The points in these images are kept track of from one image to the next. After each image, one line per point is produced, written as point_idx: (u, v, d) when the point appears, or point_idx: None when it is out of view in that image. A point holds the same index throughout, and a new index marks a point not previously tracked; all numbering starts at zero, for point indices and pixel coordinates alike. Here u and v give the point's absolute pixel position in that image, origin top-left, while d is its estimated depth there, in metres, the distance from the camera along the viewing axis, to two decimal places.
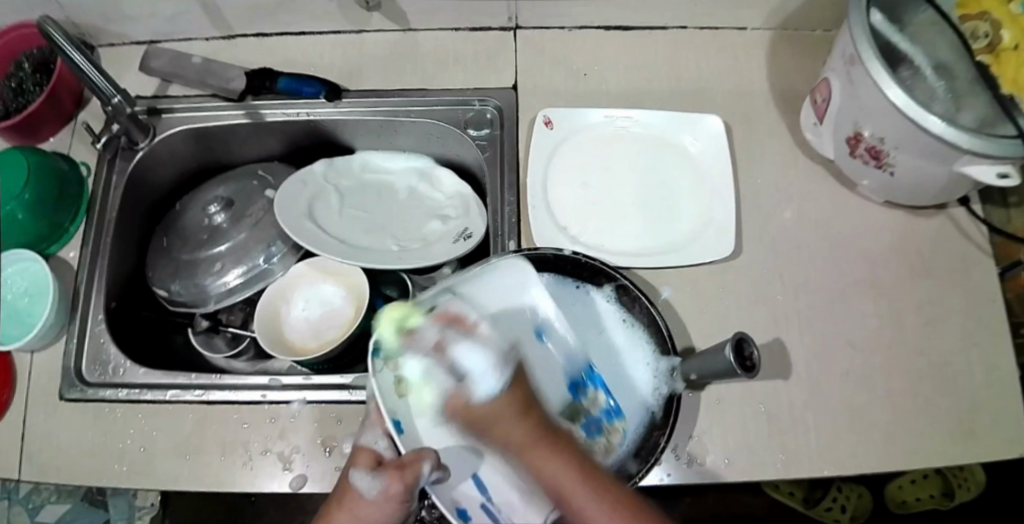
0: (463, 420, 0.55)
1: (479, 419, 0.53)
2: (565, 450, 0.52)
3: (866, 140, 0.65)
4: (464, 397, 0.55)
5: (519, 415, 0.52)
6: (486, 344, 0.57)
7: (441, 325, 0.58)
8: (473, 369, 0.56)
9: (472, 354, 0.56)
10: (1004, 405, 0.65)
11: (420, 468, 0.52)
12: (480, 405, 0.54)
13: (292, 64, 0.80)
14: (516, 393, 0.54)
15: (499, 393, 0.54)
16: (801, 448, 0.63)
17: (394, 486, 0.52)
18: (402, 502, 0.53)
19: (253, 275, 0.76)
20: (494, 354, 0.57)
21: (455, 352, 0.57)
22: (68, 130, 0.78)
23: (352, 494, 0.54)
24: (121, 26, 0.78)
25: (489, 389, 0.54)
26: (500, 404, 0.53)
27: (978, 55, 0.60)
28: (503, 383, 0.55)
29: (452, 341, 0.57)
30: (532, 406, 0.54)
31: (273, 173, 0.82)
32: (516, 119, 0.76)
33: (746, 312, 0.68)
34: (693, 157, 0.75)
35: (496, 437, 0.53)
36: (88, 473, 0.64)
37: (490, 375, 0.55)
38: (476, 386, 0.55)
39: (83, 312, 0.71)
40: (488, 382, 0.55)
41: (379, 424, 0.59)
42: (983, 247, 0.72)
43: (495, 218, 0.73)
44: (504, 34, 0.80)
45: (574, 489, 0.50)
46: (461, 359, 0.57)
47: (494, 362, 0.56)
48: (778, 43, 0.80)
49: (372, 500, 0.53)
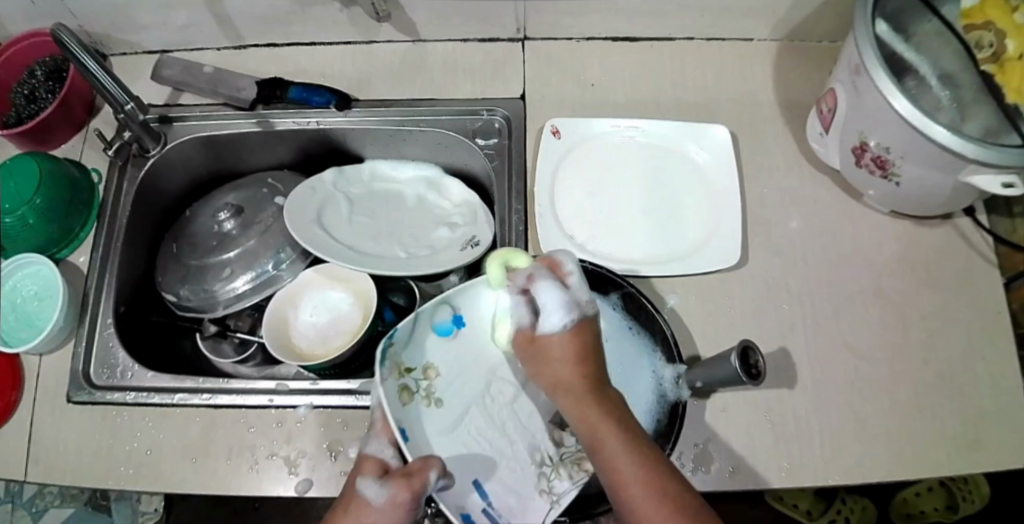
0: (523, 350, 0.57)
1: (540, 353, 0.56)
2: (604, 401, 0.53)
3: (871, 150, 0.66)
4: (532, 329, 0.57)
5: (580, 356, 0.55)
6: (574, 293, 0.56)
7: (539, 266, 0.57)
8: (545, 304, 0.55)
9: (509, 320, 0.60)
10: (1012, 415, 0.65)
11: (428, 476, 0.52)
12: (547, 334, 0.55)
13: (303, 73, 0.81)
14: (577, 337, 0.55)
15: (570, 327, 0.55)
16: (808, 456, 0.63)
17: (402, 494, 0.51)
18: (408, 511, 0.52)
19: (261, 281, 0.76)
20: (571, 298, 0.56)
21: (540, 288, 0.55)
22: (81, 136, 0.79)
23: (358, 503, 0.53)
24: (135, 35, 0.80)
25: (556, 323, 0.55)
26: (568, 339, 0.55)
27: (981, 65, 0.61)
28: (570, 323, 0.55)
29: (542, 279, 0.56)
30: (586, 360, 0.55)
31: (282, 181, 0.83)
32: (523, 128, 0.77)
33: (752, 320, 0.68)
34: (699, 166, 0.75)
35: (545, 374, 0.56)
36: (93, 476, 0.64)
37: (559, 314, 0.55)
38: (543, 320, 0.55)
39: (91, 315, 0.71)
40: (555, 319, 0.55)
41: (385, 432, 0.58)
42: (989, 257, 0.72)
43: (502, 225, 0.73)
44: (512, 45, 0.81)
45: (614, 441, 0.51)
46: (539, 296, 0.56)
47: (567, 305, 0.55)
48: (782, 55, 0.81)
49: (378, 508, 0.52)
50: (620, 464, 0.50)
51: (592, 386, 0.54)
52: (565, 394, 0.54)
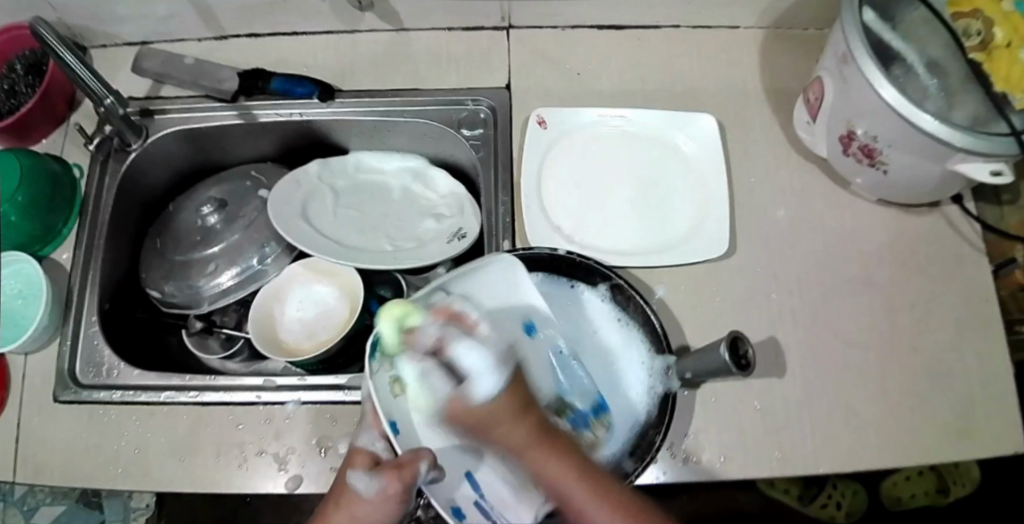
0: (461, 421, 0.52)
1: (477, 422, 0.51)
2: (561, 450, 0.52)
3: (859, 138, 0.66)
4: (462, 399, 0.51)
5: (517, 415, 0.51)
6: (493, 344, 0.54)
7: (443, 324, 0.54)
8: (474, 369, 0.52)
9: (472, 353, 0.52)
10: (998, 402, 0.65)
11: (419, 467, 0.51)
12: (481, 406, 0.51)
13: (284, 64, 0.79)
14: (515, 393, 0.52)
15: (500, 393, 0.51)
16: (796, 447, 0.63)
17: (395, 485, 0.51)
18: (402, 500, 0.52)
19: (247, 276, 0.76)
20: (494, 355, 0.53)
21: (455, 352, 0.52)
22: (62, 131, 0.77)
23: (351, 496, 0.53)
24: (113, 27, 0.78)
25: (490, 388, 0.51)
26: (503, 405, 0.51)
27: (970, 53, 0.60)
28: (503, 383, 0.52)
29: (453, 338, 0.53)
30: (531, 406, 0.53)
31: (266, 174, 0.82)
32: (509, 118, 0.76)
33: (740, 311, 0.68)
34: (686, 156, 0.75)
35: (496, 438, 0.52)
36: (82, 476, 0.64)
37: (490, 374, 0.51)
38: (474, 385, 0.51)
39: (76, 313, 0.71)
40: (488, 380, 0.51)
41: (375, 426, 0.57)
42: (976, 245, 0.72)
43: (489, 217, 0.73)
44: (497, 34, 0.80)
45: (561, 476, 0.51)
46: (459, 359, 0.52)
47: (497, 363, 0.52)
48: (771, 42, 0.80)
49: (371, 501, 0.52)
50: (589, 515, 0.50)
51: (544, 433, 0.52)
52: (526, 458, 0.51)
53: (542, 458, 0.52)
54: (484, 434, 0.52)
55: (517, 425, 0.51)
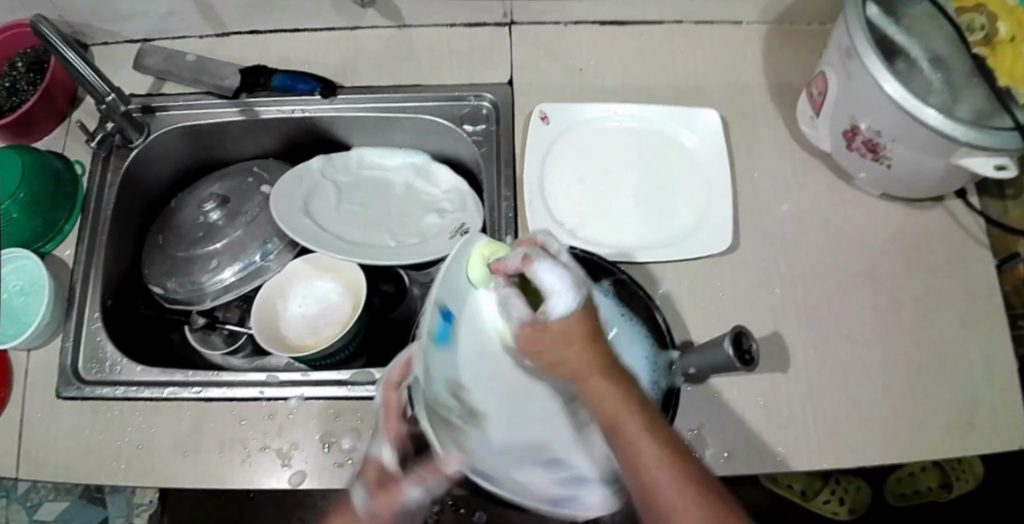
0: (532, 346, 0.48)
1: (546, 342, 0.47)
2: (629, 388, 0.47)
3: (862, 133, 0.65)
4: (538, 319, 0.48)
5: (587, 343, 0.47)
6: (573, 267, 0.49)
7: (530, 248, 0.50)
8: (550, 286, 0.47)
9: (547, 271, 0.48)
10: (1003, 397, 0.65)
11: (410, 491, 0.50)
12: (555, 322, 0.47)
13: (286, 60, 0.79)
14: (590, 317, 0.48)
15: (578, 312, 0.47)
16: (801, 441, 0.63)
17: (384, 509, 0.50)
18: (391, 518, 0.51)
19: (249, 272, 0.76)
20: (574, 273, 0.48)
21: (535, 272, 0.48)
22: (63, 128, 0.77)
23: (394, 492, 0.50)
24: (115, 25, 0.78)
25: (563, 308, 0.47)
26: (574, 326, 0.47)
27: (974, 48, 0.60)
28: (581, 303, 0.47)
29: (536, 258, 0.48)
30: (600, 337, 0.48)
31: (268, 170, 0.82)
32: (512, 114, 0.76)
33: (744, 307, 0.68)
34: (690, 151, 0.74)
35: (559, 359, 0.47)
36: (85, 472, 0.63)
37: (569, 294, 0.47)
38: (552, 303, 0.47)
39: (79, 310, 0.71)
40: (566, 300, 0.47)
41: (388, 432, 0.52)
42: (980, 239, 0.72)
43: (492, 212, 0.73)
44: (499, 29, 0.80)
45: (623, 414, 0.45)
46: (538, 279, 0.48)
47: (575, 281, 0.48)
48: (773, 37, 0.80)
49: (361, 520, 0.51)
50: (645, 455, 0.43)
51: (609, 370, 0.47)
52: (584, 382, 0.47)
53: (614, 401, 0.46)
54: (549, 353, 0.47)
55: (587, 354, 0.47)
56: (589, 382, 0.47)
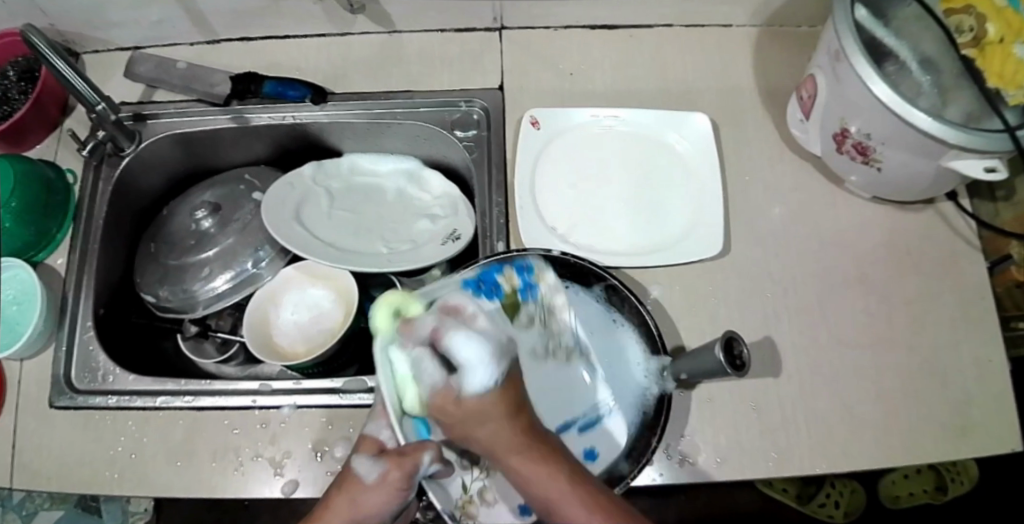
0: (450, 411, 0.52)
1: (466, 415, 0.52)
2: (551, 456, 0.51)
3: (852, 136, 0.65)
4: (452, 389, 0.52)
5: (506, 418, 0.51)
6: (489, 334, 0.53)
7: (443, 316, 0.54)
8: (472, 360, 0.52)
9: (467, 344, 0.52)
10: (995, 399, 0.65)
11: (421, 456, 0.53)
12: (472, 399, 0.51)
13: (276, 67, 0.79)
14: (508, 390, 0.52)
15: (492, 389, 0.51)
16: (792, 446, 0.63)
17: (394, 472, 0.53)
18: (400, 488, 0.53)
19: (242, 279, 0.76)
20: (489, 343, 0.52)
21: (450, 342, 0.52)
22: (55, 137, 0.77)
23: (353, 482, 0.54)
24: (106, 32, 0.78)
25: (482, 381, 0.51)
26: (490, 402, 0.51)
27: (962, 50, 0.60)
28: (500, 377, 0.52)
29: (449, 329, 0.53)
30: (522, 408, 0.52)
31: (260, 177, 0.82)
32: (503, 119, 0.76)
33: (735, 312, 0.68)
34: (681, 155, 0.74)
35: (479, 439, 0.52)
36: (78, 482, 0.64)
37: (487, 369, 0.51)
38: (469, 378, 0.52)
39: (71, 319, 0.71)
40: (484, 374, 0.51)
41: (383, 415, 0.57)
42: (972, 241, 0.72)
43: (483, 218, 0.73)
44: (489, 35, 0.80)
45: (552, 483, 0.50)
46: (456, 351, 0.52)
47: (495, 354, 0.52)
48: (764, 40, 0.80)
49: (370, 486, 0.53)
50: None
51: (536, 440, 0.52)
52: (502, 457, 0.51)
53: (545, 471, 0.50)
54: (469, 429, 0.52)
55: (517, 435, 0.51)
56: (508, 458, 0.51)
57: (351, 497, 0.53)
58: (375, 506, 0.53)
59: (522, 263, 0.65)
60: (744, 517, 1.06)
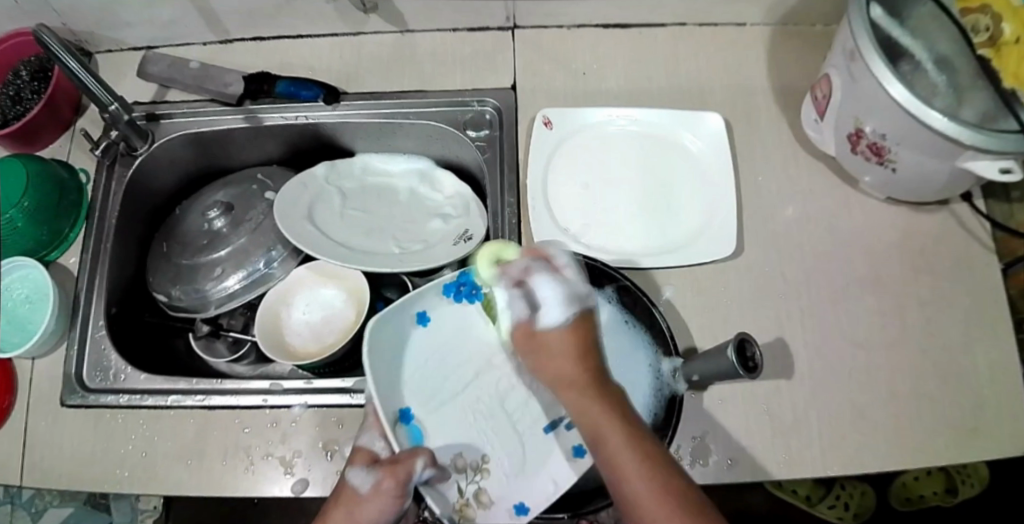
0: (522, 343, 0.55)
1: (540, 346, 0.53)
2: (607, 394, 0.52)
3: (867, 136, 0.65)
4: (530, 323, 0.55)
5: (579, 353, 0.52)
6: (571, 285, 0.54)
7: (533, 259, 0.56)
8: (546, 299, 0.54)
9: (551, 287, 0.54)
10: (1009, 402, 0.65)
11: (415, 463, 0.53)
12: (545, 332, 0.53)
13: (289, 67, 0.79)
14: (576, 335, 0.53)
15: (568, 324, 0.53)
16: (805, 447, 0.63)
17: (388, 483, 0.52)
18: (397, 498, 0.52)
19: (254, 279, 0.76)
20: (570, 291, 0.54)
21: (534, 285, 0.55)
22: (67, 136, 0.78)
23: (347, 493, 0.53)
24: (119, 32, 0.78)
25: (555, 318, 0.53)
26: (567, 337, 0.52)
27: (978, 50, 0.60)
28: (570, 319, 0.53)
29: (537, 272, 0.55)
30: (592, 352, 0.53)
31: (272, 177, 0.82)
32: (515, 119, 0.76)
33: (748, 312, 0.68)
34: (693, 155, 0.74)
35: (545, 369, 0.54)
36: (89, 480, 0.64)
37: (559, 309, 0.53)
38: (545, 314, 0.54)
39: (83, 318, 0.71)
40: (555, 313, 0.53)
41: (375, 425, 0.59)
42: (985, 243, 0.71)
43: (495, 218, 0.73)
44: (502, 34, 0.80)
45: (606, 425, 0.50)
46: (538, 290, 0.55)
47: (568, 299, 0.53)
48: (776, 40, 0.80)
49: (365, 497, 0.52)
50: (621, 458, 0.48)
51: (597, 381, 0.52)
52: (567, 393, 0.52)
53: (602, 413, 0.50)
54: (543, 362, 0.54)
55: (586, 375, 0.52)
56: (570, 394, 0.52)
57: (347, 510, 0.52)
58: (373, 516, 0.52)
59: (525, 245, 0.60)
60: (752, 518, 1.05)
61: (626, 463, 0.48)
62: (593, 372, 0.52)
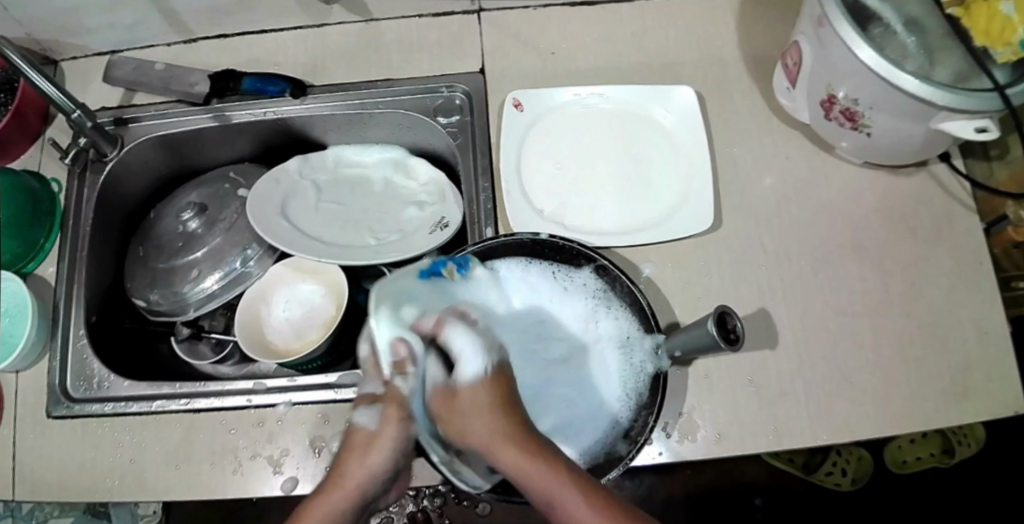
0: (442, 405, 0.52)
1: (455, 405, 0.51)
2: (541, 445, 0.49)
3: (840, 102, 0.64)
4: (448, 383, 0.53)
5: (498, 400, 0.50)
6: (484, 334, 0.54)
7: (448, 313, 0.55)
8: (461, 351, 0.52)
9: (462, 337, 0.53)
10: (995, 361, 0.65)
11: (400, 386, 0.54)
12: (464, 386, 0.51)
13: (255, 63, 0.78)
14: (499, 384, 0.51)
15: (487, 377, 0.51)
16: (792, 418, 0.63)
17: (393, 408, 0.54)
18: (404, 420, 0.53)
19: (232, 279, 0.75)
20: (485, 342, 0.53)
21: (503, 325, 0.61)
22: (38, 146, 0.77)
23: (356, 434, 0.54)
24: (82, 38, 0.77)
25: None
26: (484, 387, 0.51)
27: (947, 9, 0.59)
28: (489, 370, 0.52)
29: (449, 323, 0.53)
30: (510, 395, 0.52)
31: (244, 174, 0.81)
32: (486, 103, 0.75)
33: (729, 286, 0.67)
34: (666, 130, 0.73)
35: (461, 432, 0.50)
36: (79, 490, 0.64)
37: (479, 359, 0.52)
38: (461, 368, 0.52)
39: (64, 329, 0.71)
40: (476, 365, 0.52)
41: (376, 374, 0.57)
42: (966, 202, 0.71)
43: (471, 205, 0.72)
44: (468, 17, 0.78)
45: (543, 476, 0.46)
46: (453, 344, 0.53)
47: (485, 348, 0.53)
48: (747, 8, 0.78)
49: (377, 432, 0.53)
50: (565, 504, 0.45)
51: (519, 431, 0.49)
52: (498, 450, 0.48)
53: (527, 461, 0.47)
54: (458, 418, 0.50)
55: (508, 441, 0.48)
56: (501, 453, 0.48)
57: (360, 452, 0.53)
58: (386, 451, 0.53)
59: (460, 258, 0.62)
60: (750, 490, 1.05)
61: (569, 509, 0.45)
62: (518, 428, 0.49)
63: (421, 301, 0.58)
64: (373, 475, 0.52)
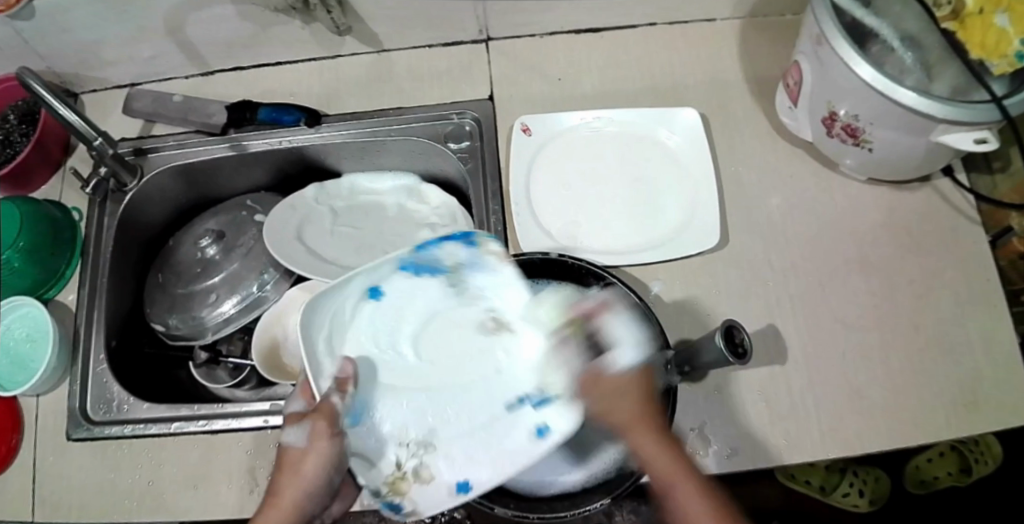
0: (586, 385, 0.50)
1: (610, 388, 0.48)
2: (676, 443, 0.47)
3: (841, 119, 0.66)
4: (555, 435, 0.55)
5: (642, 398, 0.48)
6: (630, 331, 0.53)
7: (597, 302, 0.56)
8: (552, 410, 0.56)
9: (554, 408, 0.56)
10: (1007, 372, 0.65)
11: (334, 403, 0.52)
12: (613, 373, 0.49)
13: (270, 94, 0.81)
14: (644, 381, 0.49)
15: (641, 369, 0.50)
16: (805, 431, 0.63)
17: (322, 424, 0.51)
18: (334, 437, 0.51)
19: (248, 303, 0.77)
20: (637, 342, 0.52)
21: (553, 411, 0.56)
22: (59, 176, 0.79)
23: (286, 454, 0.51)
24: (104, 71, 0.80)
25: (632, 358, 0.50)
26: (635, 379, 0.49)
27: (943, 24, 0.60)
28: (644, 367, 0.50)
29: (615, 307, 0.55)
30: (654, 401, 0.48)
31: (261, 202, 0.83)
32: (494, 128, 0.77)
33: (738, 301, 0.68)
34: (671, 151, 0.75)
35: (599, 409, 0.48)
36: (98, 510, 0.65)
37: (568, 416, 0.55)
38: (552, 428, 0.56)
39: (84, 354, 0.72)
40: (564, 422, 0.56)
41: (305, 395, 0.55)
42: (971, 216, 0.72)
43: (481, 227, 0.73)
44: (476, 47, 0.81)
45: (676, 475, 0.45)
46: (608, 329, 0.53)
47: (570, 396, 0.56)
48: (747, 34, 0.81)
49: (307, 450, 0.51)
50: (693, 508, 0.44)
51: (658, 421, 0.47)
52: (630, 427, 0.47)
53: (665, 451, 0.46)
54: (605, 405, 0.48)
55: (645, 423, 0.47)
56: (639, 433, 0.46)
57: (292, 469, 0.50)
58: (317, 471, 0.50)
59: (461, 235, 0.58)
60: (771, 517, 1.00)
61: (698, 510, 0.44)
62: (657, 419, 0.47)
63: (393, 299, 0.61)
64: (308, 492, 0.50)
